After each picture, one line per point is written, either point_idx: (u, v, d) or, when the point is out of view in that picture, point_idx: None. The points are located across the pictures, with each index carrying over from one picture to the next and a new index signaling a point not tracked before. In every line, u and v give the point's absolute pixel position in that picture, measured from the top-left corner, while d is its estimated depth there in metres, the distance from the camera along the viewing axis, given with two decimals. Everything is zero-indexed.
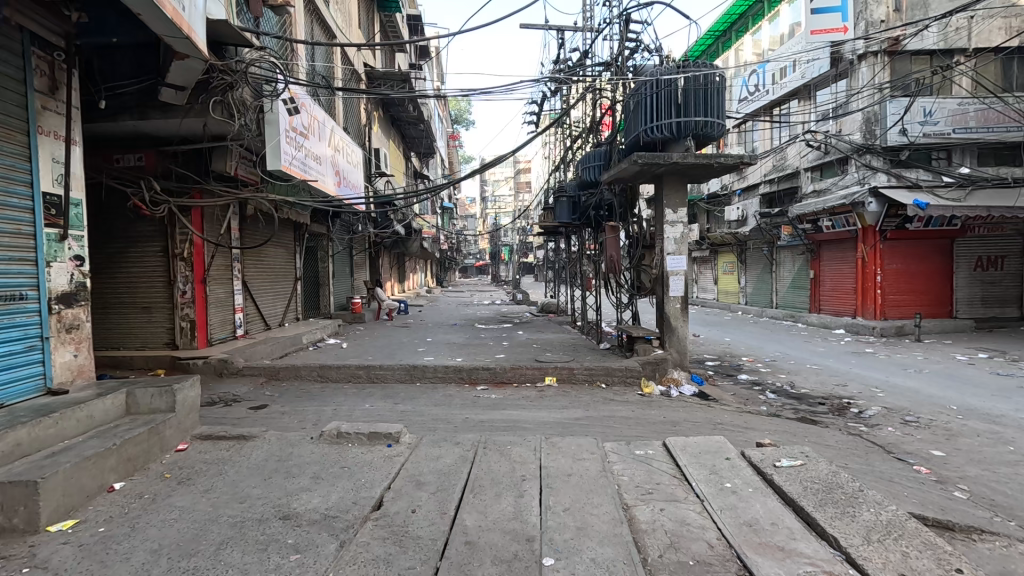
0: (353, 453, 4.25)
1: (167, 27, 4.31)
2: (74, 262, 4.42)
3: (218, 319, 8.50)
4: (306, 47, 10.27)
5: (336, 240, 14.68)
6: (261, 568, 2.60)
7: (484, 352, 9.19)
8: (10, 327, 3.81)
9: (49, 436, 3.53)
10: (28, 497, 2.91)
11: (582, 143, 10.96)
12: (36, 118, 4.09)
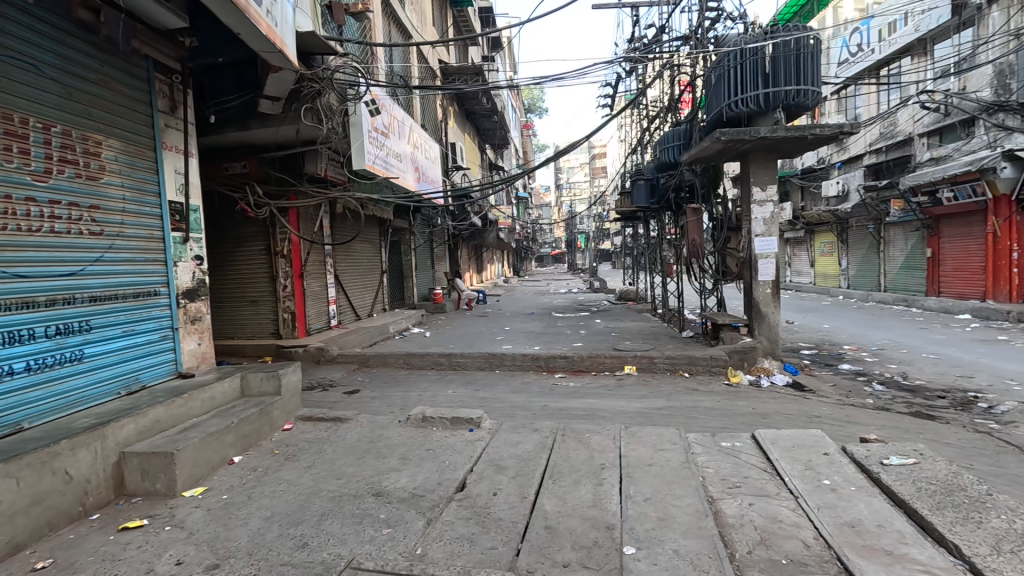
0: (437, 436, 4.46)
1: (263, 44, 4.69)
2: (195, 261, 5.00)
3: (314, 311, 9.23)
4: (385, 50, 10.73)
5: (417, 233, 15.31)
6: (358, 539, 2.82)
7: (561, 340, 9.19)
8: (149, 319, 4.38)
9: (181, 414, 4.05)
10: (167, 465, 3.36)
11: (660, 123, 10.51)
12: (160, 136, 4.63)
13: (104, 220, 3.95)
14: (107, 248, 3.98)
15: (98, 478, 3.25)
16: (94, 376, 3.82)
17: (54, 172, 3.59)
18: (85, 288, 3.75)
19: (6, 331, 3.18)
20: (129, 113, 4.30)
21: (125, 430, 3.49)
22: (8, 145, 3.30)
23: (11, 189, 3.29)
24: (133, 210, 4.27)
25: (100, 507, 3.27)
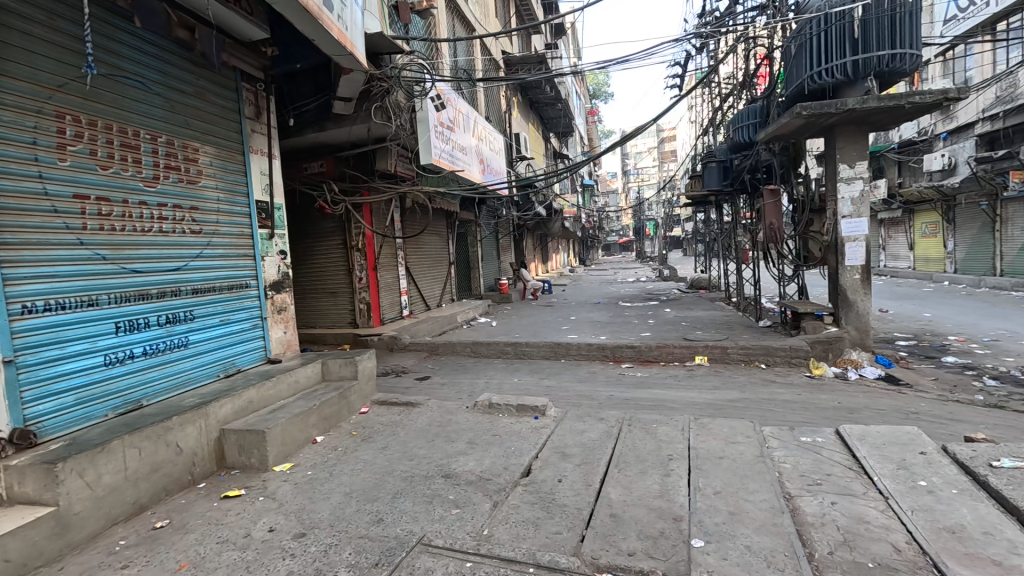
0: (503, 423, 4.56)
1: (335, 48, 4.95)
2: (280, 256, 5.41)
3: (387, 301, 9.68)
4: (450, 45, 10.92)
5: (483, 225, 15.56)
6: (428, 517, 2.96)
7: (628, 330, 9.02)
8: (242, 309, 4.81)
9: (271, 395, 4.42)
10: (259, 442, 3.70)
11: (733, 101, 9.95)
12: (248, 140, 5.03)
13: (202, 219, 4.38)
14: (205, 245, 4.40)
15: (203, 451, 3.64)
16: (198, 361, 4.25)
17: (162, 178, 4.01)
18: (188, 281, 4.18)
19: (127, 320, 3.62)
20: (221, 121, 4.70)
21: (224, 409, 3.87)
22: (125, 155, 3.72)
23: (128, 193, 3.71)
24: (226, 210, 4.68)
25: (206, 477, 3.66)
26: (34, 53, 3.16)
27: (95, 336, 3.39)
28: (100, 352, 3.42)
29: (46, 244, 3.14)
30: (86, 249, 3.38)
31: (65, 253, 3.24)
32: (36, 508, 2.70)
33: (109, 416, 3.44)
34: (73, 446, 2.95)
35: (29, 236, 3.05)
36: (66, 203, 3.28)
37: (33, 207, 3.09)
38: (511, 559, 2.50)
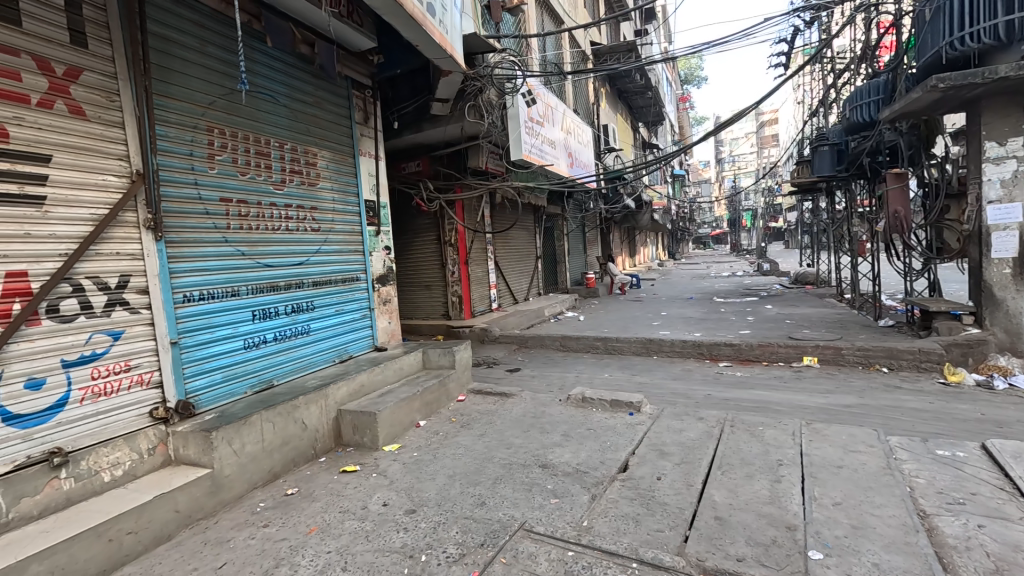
0: (597, 417, 4.55)
1: (437, 51, 5.17)
2: (385, 251, 5.79)
3: (478, 294, 9.99)
4: (539, 40, 10.95)
5: (570, 219, 15.50)
6: (529, 504, 3.05)
7: (725, 327, 8.57)
8: (353, 300, 5.23)
9: (379, 380, 4.77)
10: (371, 423, 4.02)
11: (850, 78, 9.02)
12: (357, 144, 5.42)
13: (320, 218, 4.80)
14: (323, 242, 4.82)
15: (324, 428, 4.03)
16: (317, 346, 4.69)
17: (287, 181, 4.45)
18: (308, 275, 4.62)
19: (261, 309, 4.09)
20: (336, 127, 5.11)
21: (340, 391, 4.25)
22: (258, 162, 4.16)
23: (261, 196, 4.16)
24: (340, 209, 5.09)
25: (326, 452, 4.04)
26: (190, 76, 3.63)
27: (236, 322, 3.85)
28: (240, 336, 3.88)
29: (199, 242, 3.61)
30: (229, 245, 3.85)
31: (214, 250, 3.71)
32: (195, 469, 3.15)
33: (247, 392, 3.92)
34: (222, 417, 3.40)
35: (188, 235, 3.53)
36: (214, 206, 3.75)
37: (190, 209, 3.56)
38: (614, 552, 2.51)
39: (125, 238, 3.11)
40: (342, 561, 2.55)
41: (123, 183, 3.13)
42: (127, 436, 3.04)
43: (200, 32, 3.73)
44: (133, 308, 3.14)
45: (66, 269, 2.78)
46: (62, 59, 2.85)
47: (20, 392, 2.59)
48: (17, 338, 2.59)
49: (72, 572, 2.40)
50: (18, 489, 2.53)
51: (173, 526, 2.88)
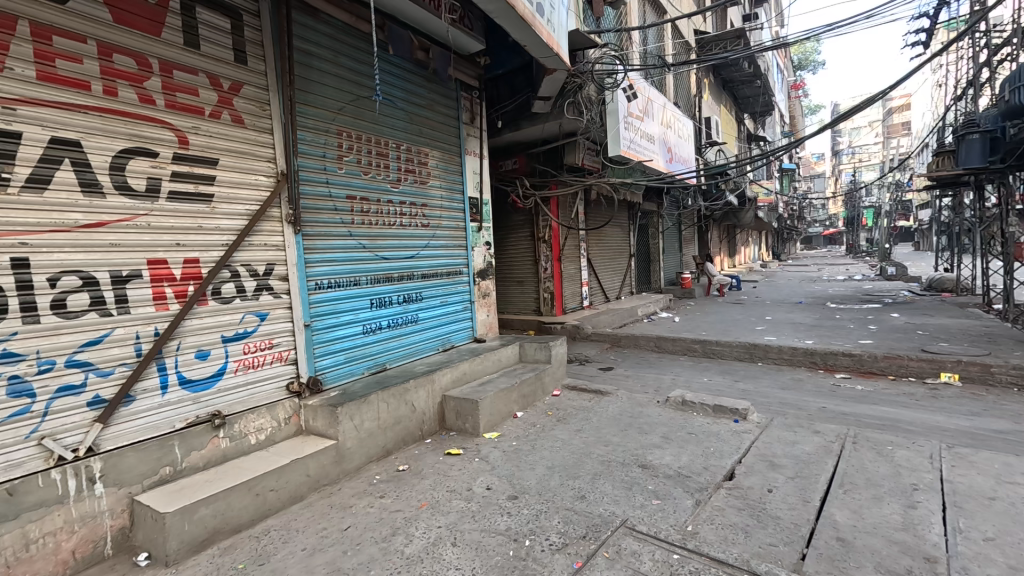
0: (699, 422, 4.39)
1: (543, 50, 5.24)
2: (486, 246, 5.99)
3: (570, 291, 10.00)
4: (640, 32, 10.66)
5: (666, 217, 14.96)
6: (629, 502, 3.03)
7: (842, 335, 7.83)
8: (457, 292, 5.48)
9: (479, 370, 4.97)
10: (473, 410, 4.21)
11: (1011, 54, 7.77)
12: (464, 143, 5.66)
13: (429, 215, 5.09)
14: (431, 237, 5.11)
15: (430, 412, 4.29)
16: (424, 335, 4.98)
17: (402, 180, 4.77)
18: (418, 267, 4.92)
19: (378, 298, 4.44)
20: (446, 127, 5.38)
21: (445, 378, 4.49)
22: (378, 162, 4.50)
23: (380, 194, 4.50)
24: (447, 206, 5.36)
25: (432, 434, 4.30)
26: (326, 85, 4.01)
27: (356, 309, 4.21)
28: (360, 322, 4.25)
29: (329, 235, 3.99)
30: (352, 239, 4.21)
31: (340, 242, 4.09)
32: (323, 439, 3.50)
33: (364, 373, 4.27)
34: (345, 395, 3.75)
35: (321, 228, 3.92)
36: (342, 203, 4.13)
37: (323, 206, 3.96)
38: (722, 561, 2.42)
39: (271, 231, 3.52)
40: (452, 536, 2.72)
41: (271, 182, 3.54)
42: (269, 406, 3.46)
43: (334, 45, 4.10)
44: (276, 292, 3.56)
45: (227, 257, 3.22)
46: (228, 75, 3.30)
47: (191, 362, 3.05)
48: (191, 316, 3.05)
49: (229, 518, 2.79)
50: (189, 443, 2.99)
51: (304, 489, 3.23)
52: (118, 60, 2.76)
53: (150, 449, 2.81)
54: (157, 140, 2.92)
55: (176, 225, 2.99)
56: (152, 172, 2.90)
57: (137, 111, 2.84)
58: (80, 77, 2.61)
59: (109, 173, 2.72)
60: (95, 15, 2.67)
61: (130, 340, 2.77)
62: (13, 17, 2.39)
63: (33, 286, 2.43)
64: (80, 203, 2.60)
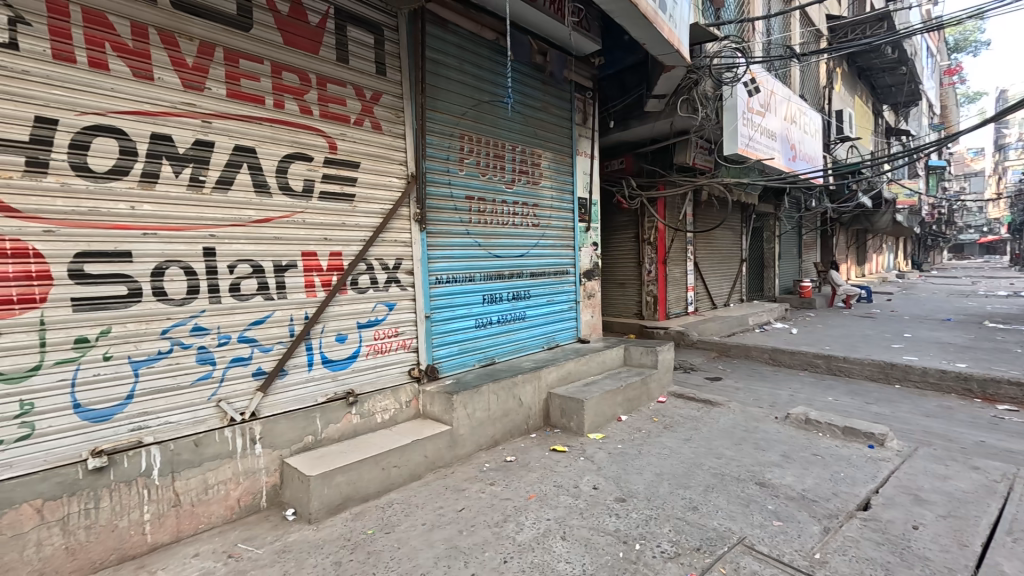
0: (825, 443, 4.03)
1: (662, 47, 5.12)
2: (593, 246, 5.99)
3: (674, 296, 9.63)
4: (763, 22, 9.95)
5: (784, 220, 13.81)
6: (746, 520, 2.87)
7: (1005, 360, 6.71)
8: (563, 292, 5.54)
9: (583, 370, 4.99)
10: (578, 409, 4.25)
11: None
12: (576, 144, 5.69)
13: (539, 215, 5.19)
14: (541, 236, 5.21)
15: (536, 407, 4.39)
16: (531, 332, 5.10)
17: (516, 181, 4.92)
18: (527, 266, 5.05)
19: (490, 294, 4.63)
20: (559, 129, 5.45)
21: (551, 375, 4.57)
22: (495, 164, 4.69)
23: (495, 194, 4.68)
24: (557, 206, 5.43)
25: (536, 429, 4.40)
26: (452, 92, 4.26)
27: (470, 304, 4.43)
28: (473, 316, 4.46)
29: (449, 233, 4.24)
30: (469, 237, 4.43)
31: (459, 240, 4.32)
32: (439, 424, 3.74)
33: (476, 365, 4.48)
34: (459, 384, 3.97)
35: (441, 227, 4.17)
36: (461, 203, 4.36)
37: (444, 205, 4.20)
38: None
39: (400, 229, 3.83)
40: (561, 530, 2.77)
41: (402, 184, 3.85)
42: (393, 388, 3.76)
43: (460, 54, 4.33)
44: (402, 285, 3.85)
45: (364, 251, 3.55)
46: (371, 86, 3.64)
47: (332, 344, 3.41)
48: (333, 303, 3.41)
49: (361, 486, 3.09)
50: (328, 416, 3.36)
51: (422, 468, 3.47)
52: (285, 77, 3.17)
53: (298, 418, 3.20)
54: (312, 146, 3.30)
55: (324, 222, 3.36)
56: (307, 174, 3.28)
57: (298, 120, 3.23)
58: (257, 93, 3.04)
59: (275, 175, 3.13)
60: (270, 39, 3.09)
61: (286, 322, 3.17)
62: (212, 45, 2.85)
63: (216, 271, 2.87)
64: (253, 201, 3.02)
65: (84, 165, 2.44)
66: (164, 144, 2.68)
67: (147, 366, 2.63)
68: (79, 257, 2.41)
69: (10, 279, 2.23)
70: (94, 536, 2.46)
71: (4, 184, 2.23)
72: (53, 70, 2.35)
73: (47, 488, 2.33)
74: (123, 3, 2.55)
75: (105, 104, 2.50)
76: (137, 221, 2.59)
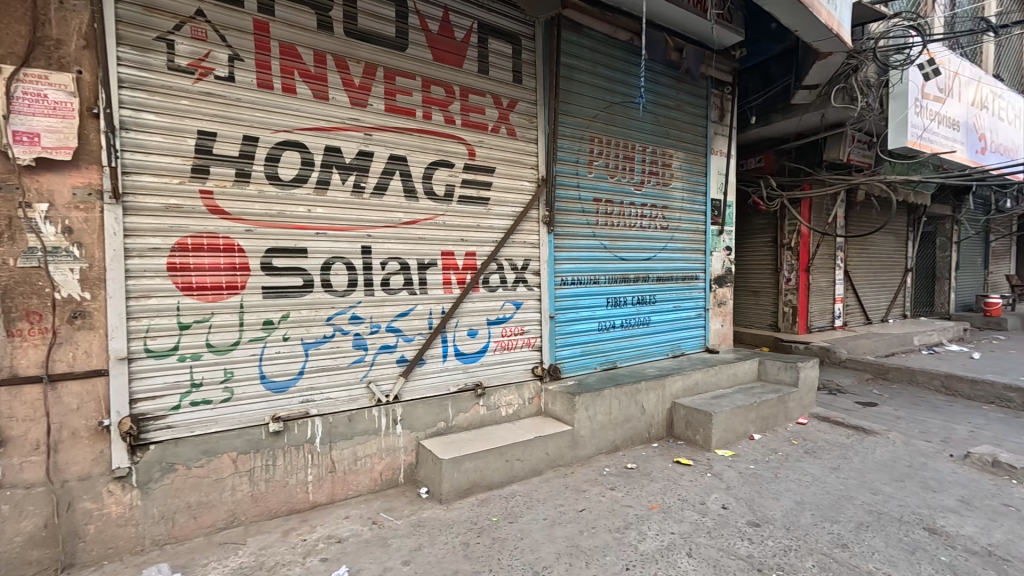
0: (1022, 493, 3.34)
1: (819, 33, 4.65)
2: (726, 251, 5.63)
3: (818, 307, 8.65)
4: None
5: (965, 224, 11.67)
6: (911, 568, 2.50)
7: None
8: (691, 298, 5.28)
9: (712, 382, 4.71)
10: (706, 422, 4.03)
11: None
12: (711, 143, 5.39)
13: (669, 217, 5.01)
14: (669, 239, 5.03)
15: (659, 416, 4.25)
16: (655, 338, 4.95)
17: (646, 182, 4.80)
18: (654, 270, 4.90)
19: (614, 297, 4.58)
20: (693, 128, 5.20)
21: (677, 384, 4.39)
22: (625, 165, 4.62)
23: (623, 196, 4.62)
24: (687, 208, 5.20)
25: (658, 439, 4.27)
26: (584, 95, 4.29)
27: (594, 306, 4.42)
28: (597, 318, 4.45)
29: (576, 235, 4.28)
30: (595, 239, 4.42)
31: (585, 242, 4.34)
32: (560, 423, 3.79)
33: (598, 368, 4.47)
34: (581, 386, 3.99)
35: (568, 228, 4.22)
36: (589, 205, 4.37)
37: (572, 208, 4.25)
38: None
39: (529, 231, 3.95)
40: (686, 546, 2.66)
41: (532, 187, 3.98)
42: (518, 384, 3.91)
43: (593, 57, 4.34)
44: (529, 285, 3.98)
45: (495, 252, 3.74)
46: (508, 94, 3.82)
47: (465, 338, 3.64)
48: (467, 299, 3.64)
49: (487, 474, 3.26)
50: (459, 405, 3.59)
51: (543, 465, 3.55)
52: (433, 90, 3.45)
53: (434, 404, 3.47)
54: (454, 153, 3.55)
55: (462, 224, 3.60)
56: (449, 179, 3.53)
57: (442, 130, 3.50)
58: (410, 107, 3.35)
59: (422, 181, 3.42)
60: (422, 57, 3.39)
61: (426, 315, 3.46)
62: (375, 66, 3.21)
63: (371, 267, 3.22)
64: (403, 204, 3.34)
65: (275, 175, 2.89)
66: (335, 155, 3.08)
67: (315, 347, 3.04)
68: (269, 253, 2.87)
69: (222, 270, 2.74)
70: (271, 489, 2.91)
71: (220, 191, 2.73)
72: (257, 96, 2.82)
73: (241, 443, 2.81)
74: (309, 36, 2.98)
75: (293, 123, 2.94)
76: (311, 222, 3.01)
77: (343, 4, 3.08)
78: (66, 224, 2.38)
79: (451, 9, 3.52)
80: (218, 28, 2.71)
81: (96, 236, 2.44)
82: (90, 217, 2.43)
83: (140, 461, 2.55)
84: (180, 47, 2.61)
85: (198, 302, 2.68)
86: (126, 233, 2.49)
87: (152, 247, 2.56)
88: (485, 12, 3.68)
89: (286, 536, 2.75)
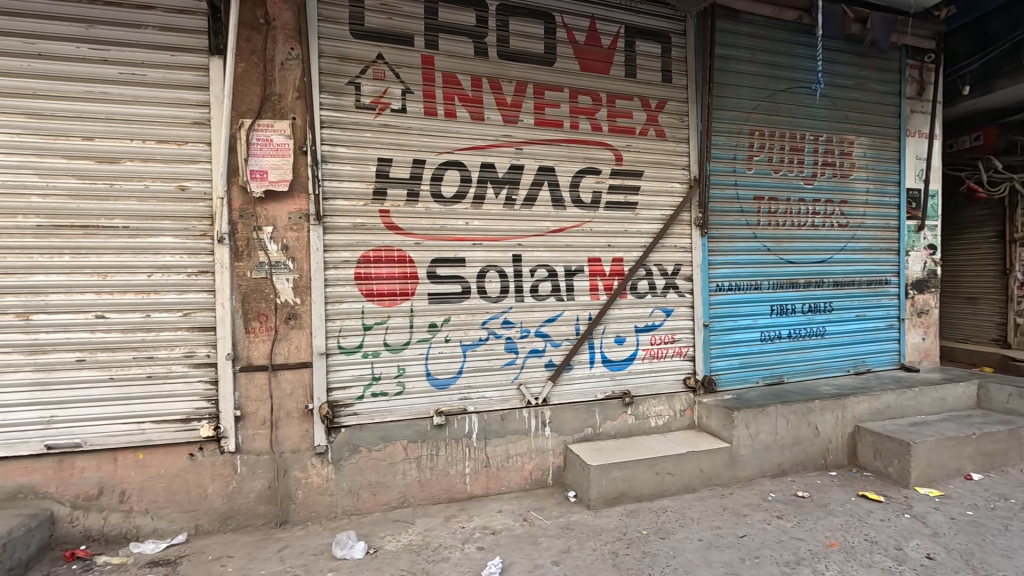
0: None
1: None
2: (928, 251, 4.72)
3: None
4: None
5: None
6: None
7: None
8: (880, 306, 4.52)
9: (909, 406, 3.98)
10: (901, 453, 3.41)
11: None
12: (905, 123, 4.58)
13: (850, 212, 4.37)
14: (850, 238, 4.38)
15: (838, 441, 3.72)
16: (832, 351, 4.34)
17: (819, 175, 4.26)
18: (831, 274, 4.31)
19: (780, 304, 4.13)
20: (881, 107, 4.47)
21: (861, 406, 3.79)
22: (792, 158, 4.16)
23: (791, 192, 4.16)
24: (874, 202, 4.48)
25: (837, 467, 3.73)
26: (742, 87, 3.96)
27: (756, 315, 4.05)
28: (759, 328, 4.07)
29: (734, 237, 3.97)
30: (757, 241, 4.05)
31: (745, 244, 4.01)
32: (717, 440, 3.54)
33: (761, 382, 4.07)
34: (741, 400, 3.67)
35: (726, 230, 3.94)
36: (749, 204, 4.02)
37: (729, 208, 3.95)
38: None
39: (680, 234, 3.78)
40: None
41: (684, 189, 3.80)
42: (668, 395, 3.75)
43: (752, 43, 4.00)
44: (681, 291, 3.79)
45: (643, 257, 3.64)
46: (657, 95, 3.71)
47: (612, 344, 3.61)
48: (614, 306, 3.61)
49: (636, 485, 3.18)
50: (606, 413, 3.57)
51: (697, 482, 3.35)
52: (581, 100, 3.51)
53: (581, 410, 3.50)
54: (601, 160, 3.56)
55: (609, 229, 3.59)
56: (595, 186, 3.55)
57: (590, 138, 3.53)
58: (558, 119, 3.45)
59: (569, 190, 3.49)
60: (569, 69, 3.47)
61: (573, 321, 3.51)
62: (525, 83, 3.38)
63: (521, 274, 3.39)
64: (551, 214, 3.45)
65: (438, 193, 3.21)
66: (490, 171, 3.31)
67: (472, 349, 3.29)
68: (433, 263, 3.19)
69: (396, 279, 3.12)
70: (434, 476, 3.21)
71: (395, 210, 3.12)
72: (424, 124, 3.17)
73: (411, 433, 3.15)
74: (467, 63, 3.25)
75: (454, 144, 3.23)
76: (469, 234, 3.27)
77: (496, 30, 3.31)
78: (284, 242, 2.94)
79: (598, 16, 3.54)
80: (394, 67, 3.10)
81: (304, 252, 2.96)
82: (300, 236, 2.96)
83: (334, 442, 3.02)
84: (365, 88, 3.05)
85: (379, 306, 3.09)
86: (325, 248, 2.99)
87: (344, 259, 3.03)
88: (632, 14, 3.64)
89: (448, 522, 3.01)
